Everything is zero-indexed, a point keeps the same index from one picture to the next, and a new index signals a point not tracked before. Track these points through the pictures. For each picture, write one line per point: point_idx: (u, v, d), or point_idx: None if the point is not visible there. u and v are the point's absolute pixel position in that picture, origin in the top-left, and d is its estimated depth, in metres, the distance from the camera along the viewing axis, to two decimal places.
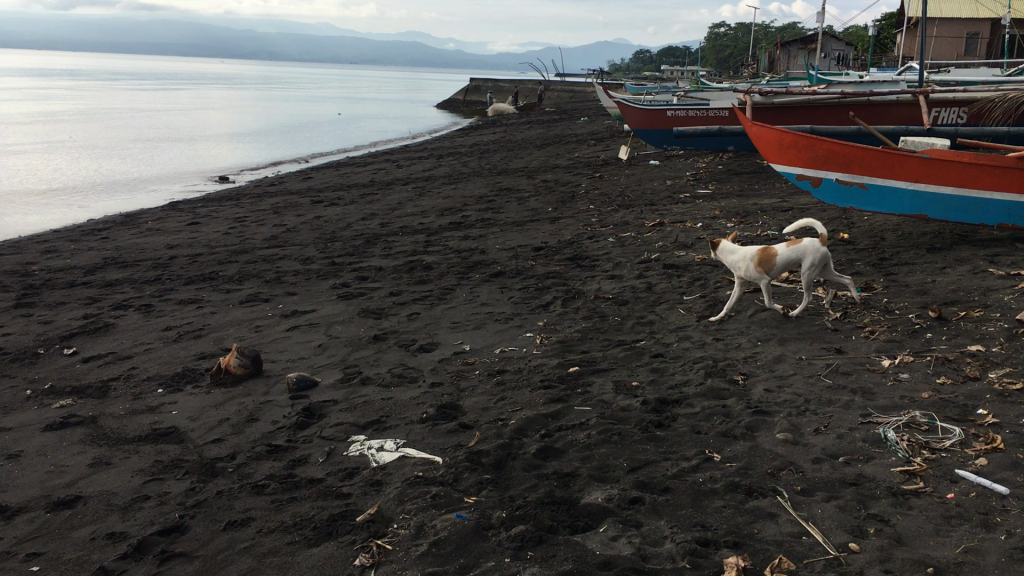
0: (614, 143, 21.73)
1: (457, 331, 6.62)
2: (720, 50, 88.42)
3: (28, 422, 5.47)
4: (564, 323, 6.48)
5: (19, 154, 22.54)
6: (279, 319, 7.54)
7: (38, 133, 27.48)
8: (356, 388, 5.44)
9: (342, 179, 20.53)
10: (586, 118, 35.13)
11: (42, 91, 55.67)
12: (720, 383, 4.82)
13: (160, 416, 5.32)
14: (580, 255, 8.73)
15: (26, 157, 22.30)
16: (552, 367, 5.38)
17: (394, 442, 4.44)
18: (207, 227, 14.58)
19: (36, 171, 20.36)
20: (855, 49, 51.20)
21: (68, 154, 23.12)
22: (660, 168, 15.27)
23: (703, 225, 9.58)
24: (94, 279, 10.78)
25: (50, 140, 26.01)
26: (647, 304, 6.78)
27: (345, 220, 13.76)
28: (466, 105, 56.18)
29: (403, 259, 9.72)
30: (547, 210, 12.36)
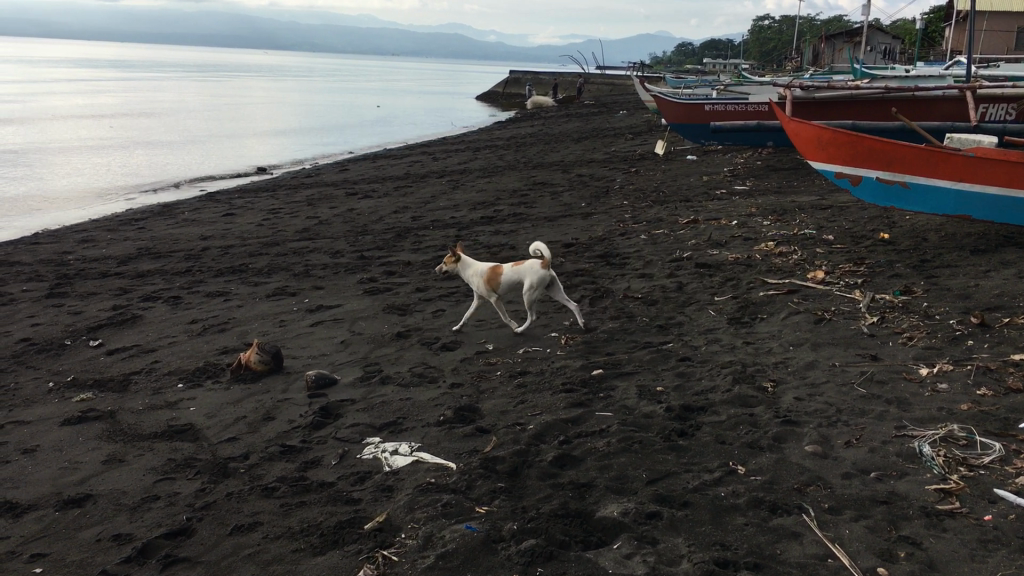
0: (653, 137, 21.48)
1: (481, 329, 6.50)
2: (763, 43, 87.30)
3: (47, 416, 5.44)
4: (591, 323, 6.33)
5: (62, 148, 22.84)
6: (304, 313, 7.47)
7: (82, 127, 27.85)
8: (375, 387, 5.33)
9: (378, 171, 20.50)
10: (626, 112, 34.86)
11: (88, 83, 56.40)
12: (748, 390, 4.64)
13: (177, 413, 5.25)
14: (610, 252, 8.57)
15: (68, 151, 22.58)
16: (575, 369, 5.24)
17: (409, 446, 4.33)
18: (241, 218, 14.62)
19: (78, 166, 20.60)
20: (902, 43, 50.29)
21: (108, 149, 23.35)
22: (696, 163, 15.04)
23: (739, 223, 9.37)
24: (127, 269, 10.83)
25: (93, 133, 26.35)
26: (677, 304, 6.60)
27: (377, 213, 13.69)
28: (506, 97, 56.05)
29: (432, 253, 9.63)
30: (580, 206, 12.19)
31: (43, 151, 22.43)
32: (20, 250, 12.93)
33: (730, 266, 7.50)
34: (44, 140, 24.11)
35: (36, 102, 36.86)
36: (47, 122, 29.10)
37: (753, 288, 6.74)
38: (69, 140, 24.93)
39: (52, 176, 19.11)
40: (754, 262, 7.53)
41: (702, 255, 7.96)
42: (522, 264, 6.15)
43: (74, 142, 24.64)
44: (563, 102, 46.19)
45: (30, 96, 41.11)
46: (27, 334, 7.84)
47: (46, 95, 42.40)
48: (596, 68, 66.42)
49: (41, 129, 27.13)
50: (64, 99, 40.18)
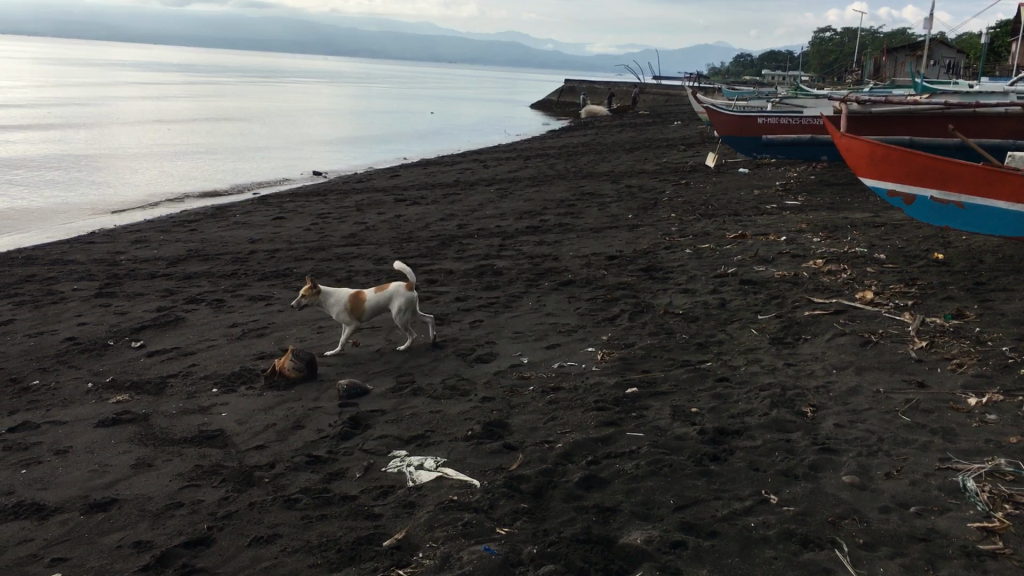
0: (705, 149, 21.24)
1: (517, 342, 6.42)
2: (823, 55, 86.14)
3: (82, 417, 5.48)
4: (629, 338, 6.22)
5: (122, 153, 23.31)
6: (342, 320, 7.46)
7: (142, 132, 28.40)
8: (406, 398, 5.28)
9: (428, 178, 20.56)
10: (680, 122, 34.59)
11: (152, 87, 57.62)
12: (786, 415, 4.48)
13: (209, 418, 5.25)
14: (654, 266, 8.44)
15: (128, 155, 23.07)
16: (609, 386, 5.13)
17: (434, 460, 4.26)
18: (290, 222, 14.73)
19: (135, 170, 21.00)
20: (967, 57, 49.18)
21: (167, 153, 23.80)
22: (748, 176, 14.80)
23: (787, 239, 9.17)
24: (175, 271, 10.96)
25: (153, 139, 26.86)
26: (718, 321, 6.45)
27: (424, 219, 13.70)
28: (560, 106, 55.99)
29: (475, 263, 9.59)
30: (628, 217, 12.06)
31: (103, 154, 22.95)
32: (74, 248, 13.18)
33: (775, 283, 7.32)
34: (104, 145, 24.63)
35: (101, 106, 37.76)
36: (109, 126, 29.76)
37: (798, 307, 6.57)
38: (129, 144, 25.46)
39: (110, 180, 19.50)
40: (801, 280, 7.34)
41: (747, 271, 7.79)
42: (386, 288, 6.28)
43: (135, 146, 25.14)
44: (618, 112, 46.00)
45: (95, 99, 42.14)
46: (72, 333, 7.94)
47: (112, 99, 43.44)
48: (652, 78, 66.10)
49: (103, 132, 27.77)
50: (128, 103, 41.11)
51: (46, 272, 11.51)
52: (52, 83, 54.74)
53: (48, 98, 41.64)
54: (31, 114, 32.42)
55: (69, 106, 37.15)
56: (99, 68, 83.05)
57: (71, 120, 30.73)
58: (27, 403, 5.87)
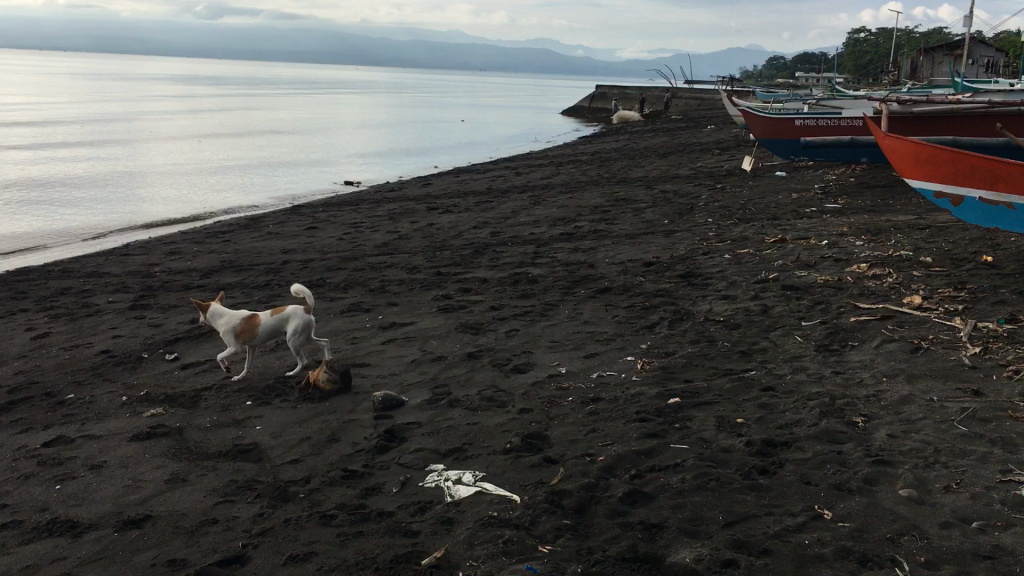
0: (741, 153, 21.01)
1: (555, 351, 6.29)
2: (857, 56, 85.27)
3: (117, 431, 5.43)
4: (669, 347, 6.07)
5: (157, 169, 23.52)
6: (377, 330, 7.38)
7: (178, 147, 28.67)
8: (443, 410, 5.17)
9: (461, 186, 20.51)
10: (713, 126, 34.32)
11: (187, 100, 58.33)
12: (837, 425, 4.32)
13: (243, 432, 5.18)
14: (692, 272, 8.28)
15: (163, 171, 23.28)
16: (651, 396, 4.98)
17: (473, 475, 4.14)
18: (324, 232, 14.73)
19: (170, 185, 21.15)
20: (1005, 55, 48.34)
21: (202, 169, 24.01)
22: (784, 180, 14.58)
23: (829, 243, 8.97)
24: (209, 282, 10.97)
25: (187, 153, 27.10)
26: (761, 328, 6.28)
27: (457, 228, 13.63)
28: (592, 112, 55.83)
29: (509, 270, 9.48)
30: (663, 223, 11.90)
31: (139, 170, 23.17)
32: (110, 261, 13.27)
33: (818, 288, 7.14)
34: (140, 161, 24.88)
35: (137, 122, 38.22)
36: (144, 141, 30.09)
37: (843, 313, 6.38)
38: (165, 159, 25.72)
39: (145, 195, 19.66)
40: (845, 285, 7.15)
41: (789, 276, 7.61)
42: (282, 309, 6.24)
43: (170, 161, 25.41)
44: (650, 116, 45.77)
45: (132, 115, 42.71)
46: (107, 346, 7.94)
47: (149, 114, 44.01)
48: (684, 83, 65.78)
49: (138, 148, 28.06)
50: (164, 118, 41.63)
51: (82, 285, 11.57)
52: (90, 98, 55.56)
53: (86, 113, 42.30)
54: (69, 130, 32.92)
55: (106, 121, 37.64)
56: (136, 82, 84.16)
57: (108, 136, 31.14)
58: (62, 417, 5.85)
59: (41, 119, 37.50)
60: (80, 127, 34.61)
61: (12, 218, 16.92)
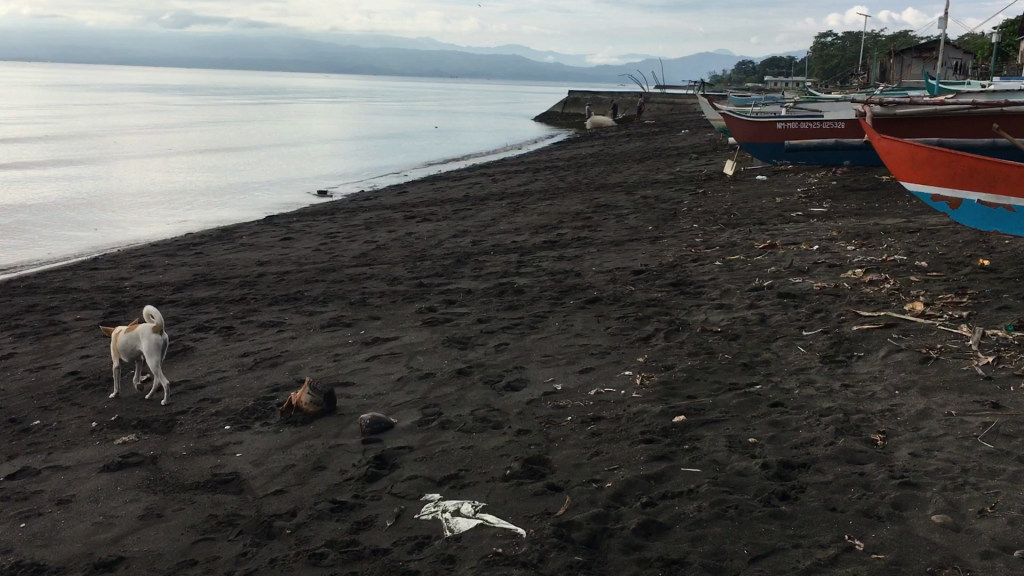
0: (719, 157, 20.87)
1: (548, 366, 6.03)
2: (826, 59, 85.96)
3: (86, 461, 5.11)
4: (668, 360, 5.82)
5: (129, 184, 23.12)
6: (360, 346, 7.08)
7: (150, 161, 28.21)
8: (434, 433, 4.89)
9: (438, 194, 20.23)
10: (689, 130, 34.25)
11: (157, 112, 57.77)
12: (855, 444, 4.08)
13: (222, 460, 4.87)
14: (683, 280, 8.07)
15: (135, 185, 22.90)
16: (654, 415, 4.72)
17: (472, 505, 3.87)
18: (299, 243, 14.39)
19: (143, 200, 20.76)
20: (975, 57, 48.67)
21: (173, 184, 23.61)
22: (766, 184, 14.44)
23: (820, 248, 8.78)
24: (182, 297, 10.61)
25: (159, 169, 26.67)
26: (761, 339, 6.04)
27: (436, 237, 13.36)
28: (565, 117, 55.72)
29: (494, 281, 9.21)
30: (647, 229, 11.69)
31: (111, 186, 22.77)
32: (79, 275, 12.89)
33: (816, 296, 6.92)
34: (111, 178, 24.44)
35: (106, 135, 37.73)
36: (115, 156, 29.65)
37: (845, 321, 6.16)
38: (135, 176, 25.28)
39: (118, 212, 19.27)
40: (843, 291, 6.94)
41: (784, 283, 7.41)
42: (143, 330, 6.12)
43: (142, 178, 24.99)
44: (624, 121, 45.72)
45: (100, 127, 42.02)
46: (75, 366, 7.58)
47: (119, 128, 43.44)
48: (657, 88, 65.86)
49: (107, 163, 27.57)
50: (136, 133, 41.10)
51: (50, 301, 11.19)
52: (56, 111, 54.79)
53: (56, 127, 41.69)
54: (36, 146, 32.45)
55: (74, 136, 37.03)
56: (103, 93, 83.22)
57: (76, 151, 30.65)
58: (28, 447, 5.51)
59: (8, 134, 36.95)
60: (48, 142, 34.11)
61: None
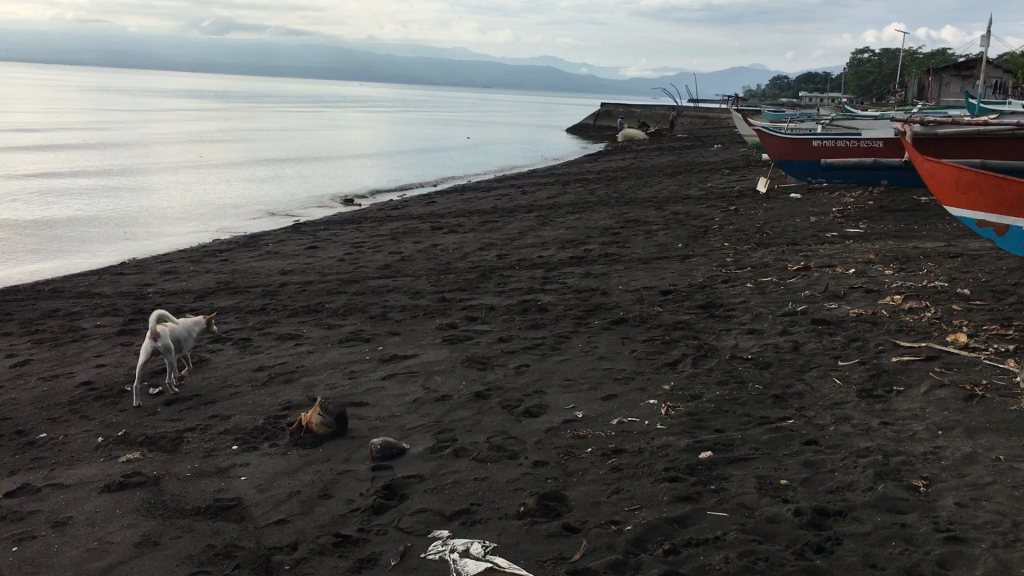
0: (752, 173, 20.53)
1: (569, 391, 5.78)
2: (862, 76, 85.04)
3: (88, 480, 4.93)
4: (695, 388, 5.56)
5: (161, 185, 23.15)
6: (377, 364, 6.88)
7: (183, 163, 28.27)
8: (447, 462, 4.66)
9: (466, 204, 20.07)
10: (722, 145, 33.91)
11: (192, 114, 58.27)
12: (896, 491, 3.80)
13: (227, 483, 4.67)
14: (713, 302, 7.79)
15: (167, 187, 22.88)
16: (679, 449, 4.46)
17: (483, 545, 3.63)
18: (324, 252, 14.24)
19: (174, 202, 20.77)
20: (1016, 76, 47.83)
21: (204, 186, 23.61)
22: (800, 203, 14.11)
23: (856, 272, 8.47)
24: (203, 305, 10.47)
25: (192, 171, 26.75)
26: (794, 369, 5.76)
27: (461, 249, 13.17)
28: (597, 129, 55.48)
29: (517, 297, 8.98)
30: (676, 247, 11.42)
31: (144, 187, 22.74)
32: (104, 280, 12.82)
33: (852, 323, 6.63)
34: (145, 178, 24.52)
35: (140, 138, 37.94)
36: (150, 157, 29.74)
37: (884, 352, 5.87)
38: (166, 174, 25.34)
39: (148, 212, 19.25)
40: (880, 319, 6.65)
41: (818, 309, 7.11)
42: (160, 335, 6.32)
43: (173, 177, 25.05)
44: (656, 135, 45.37)
45: (135, 129, 42.31)
46: (88, 376, 7.43)
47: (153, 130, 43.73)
48: (690, 102, 65.53)
49: (142, 163, 27.65)
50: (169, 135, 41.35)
51: (71, 306, 11.09)
52: (94, 112, 55.39)
53: (91, 129, 42.03)
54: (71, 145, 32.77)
55: (109, 137, 37.24)
56: (141, 95, 84.12)
57: (111, 152, 30.80)
58: (30, 461, 5.34)
59: (45, 133, 37.35)
60: (83, 140, 34.40)
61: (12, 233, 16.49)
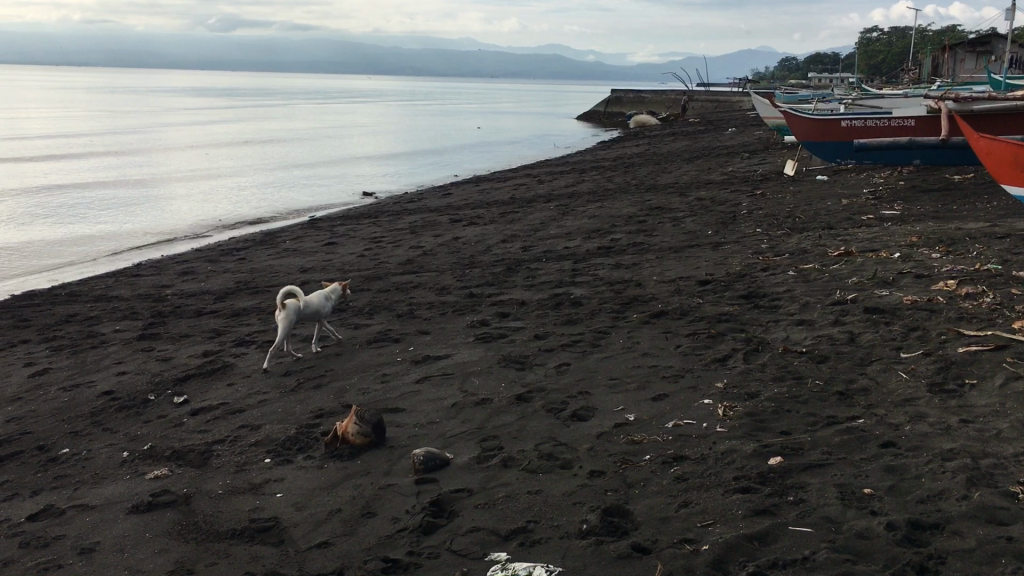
0: (773, 156, 20.13)
1: (616, 392, 5.48)
2: (873, 54, 84.15)
3: (116, 499, 4.66)
4: (752, 386, 5.25)
5: (175, 188, 22.92)
6: (408, 366, 6.58)
7: (197, 165, 28.05)
8: (496, 474, 4.36)
9: (484, 195, 19.77)
10: (737, 128, 33.48)
11: (202, 112, 58.16)
12: (994, 498, 3.48)
13: (263, 501, 4.39)
14: (755, 292, 7.47)
15: (181, 191, 22.65)
16: (746, 455, 4.15)
17: (546, 569, 3.34)
18: (343, 248, 13.98)
19: (191, 205, 20.55)
20: None
21: (219, 187, 23.36)
22: (828, 185, 13.73)
23: (902, 256, 8.12)
24: (223, 307, 10.21)
25: (206, 172, 26.53)
26: (854, 362, 5.44)
27: (484, 241, 12.87)
28: (609, 116, 54.99)
29: (548, 291, 8.67)
30: (707, 234, 11.07)
31: (158, 190, 22.52)
32: (120, 282, 12.58)
33: (908, 311, 6.29)
34: (159, 181, 24.30)
35: (152, 138, 37.74)
36: (164, 160, 29.58)
37: (948, 342, 5.53)
38: (180, 177, 25.11)
39: (166, 216, 19.02)
40: (938, 306, 6.31)
41: (869, 297, 6.77)
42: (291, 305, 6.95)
43: (189, 179, 24.82)
44: (668, 121, 44.89)
45: (147, 129, 42.14)
46: (110, 384, 7.17)
47: (163, 129, 43.49)
48: (701, 85, 64.93)
49: (156, 166, 27.44)
50: (180, 133, 41.12)
51: (90, 311, 10.84)
52: (107, 113, 55.29)
53: (103, 129, 41.88)
54: (83, 148, 32.63)
55: (120, 138, 37.08)
56: (153, 96, 84.16)
57: (125, 155, 30.63)
58: (54, 480, 5.08)
59: (58, 135, 37.27)
60: (94, 144, 34.21)
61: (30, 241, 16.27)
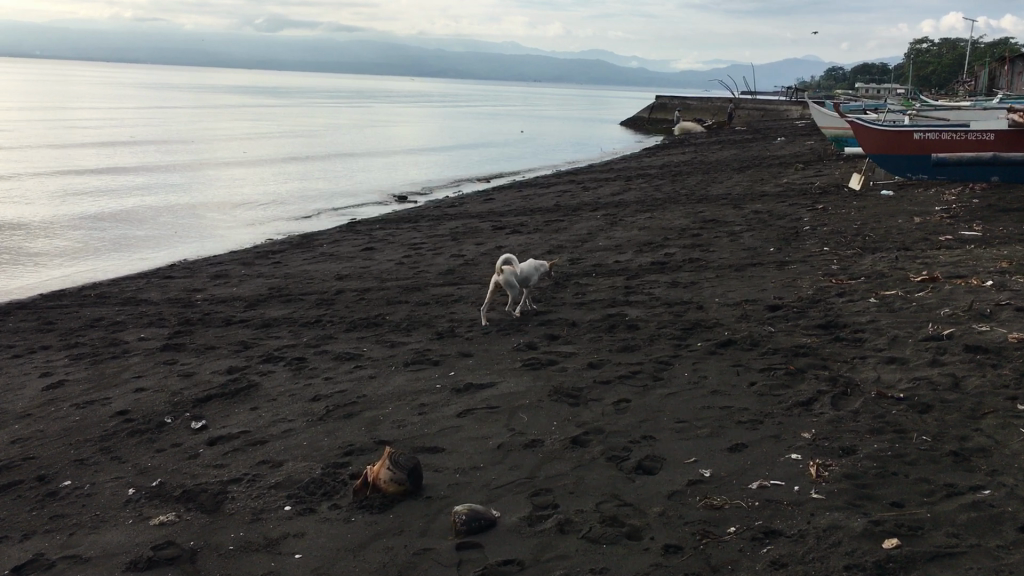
0: (829, 167, 19.28)
1: (686, 439, 4.79)
2: (923, 65, 82.45)
3: (114, 550, 4.06)
4: (847, 438, 4.53)
5: (218, 198, 22.58)
6: (449, 395, 5.94)
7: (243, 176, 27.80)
8: (551, 542, 3.70)
9: (526, 201, 19.16)
10: (786, 137, 32.63)
11: (249, 114, 58.52)
12: None
13: (280, 564, 3.78)
14: (834, 321, 6.74)
15: (223, 199, 22.29)
16: (854, 535, 3.46)
17: None
18: (382, 254, 13.42)
19: (232, 214, 20.18)
20: None
21: (260, 197, 23.03)
22: (894, 200, 12.91)
23: (994, 283, 7.35)
24: (254, 316, 9.64)
25: (249, 182, 26.23)
26: (964, 414, 4.70)
27: (528, 252, 12.25)
28: (652, 121, 54.11)
29: (601, 311, 8.00)
30: (768, 251, 10.33)
31: (200, 199, 22.19)
32: (151, 285, 12.07)
33: (1017, 350, 5.54)
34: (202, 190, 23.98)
35: (195, 143, 37.59)
36: (207, 169, 29.34)
37: None
38: (222, 188, 24.79)
39: (206, 225, 18.61)
40: None
41: (968, 332, 6.01)
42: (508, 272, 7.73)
43: (229, 189, 24.45)
44: (713, 129, 43.96)
45: (192, 133, 42.11)
46: (127, 402, 6.61)
47: (208, 132, 43.40)
48: (747, 93, 63.94)
49: (201, 177, 27.14)
50: (225, 138, 41.00)
51: (116, 315, 10.33)
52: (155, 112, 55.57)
53: (150, 132, 41.87)
54: (129, 154, 32.60)
55: (164, 143, 37.00)
56: (200, 94, 85.24)
57: (170, 163, 30.42)
58: (50, 521, 4.51)
59: (105, 139, 37.34)
60: (139, 150, 34.13)
61: (68, 248, 15.91)
